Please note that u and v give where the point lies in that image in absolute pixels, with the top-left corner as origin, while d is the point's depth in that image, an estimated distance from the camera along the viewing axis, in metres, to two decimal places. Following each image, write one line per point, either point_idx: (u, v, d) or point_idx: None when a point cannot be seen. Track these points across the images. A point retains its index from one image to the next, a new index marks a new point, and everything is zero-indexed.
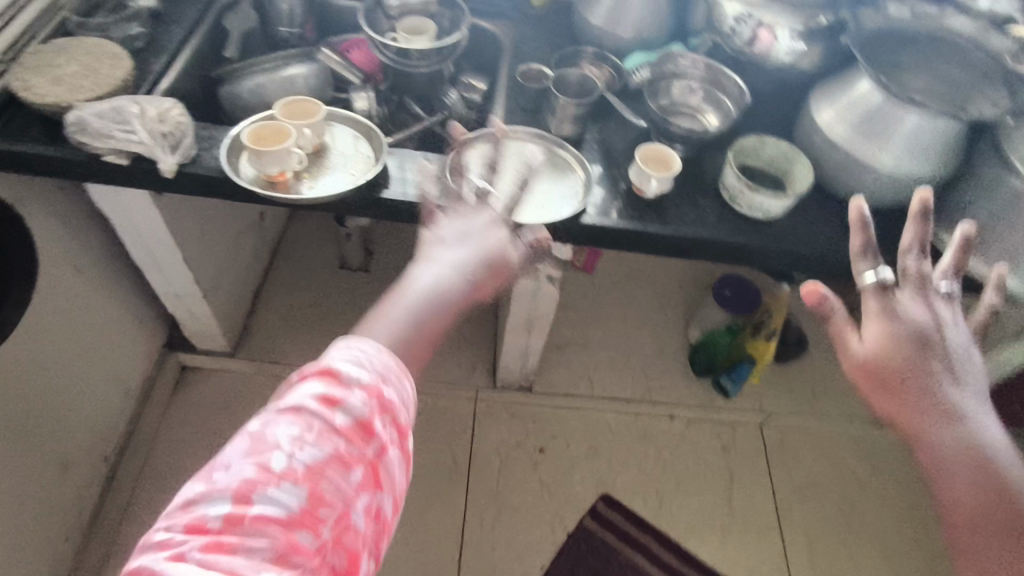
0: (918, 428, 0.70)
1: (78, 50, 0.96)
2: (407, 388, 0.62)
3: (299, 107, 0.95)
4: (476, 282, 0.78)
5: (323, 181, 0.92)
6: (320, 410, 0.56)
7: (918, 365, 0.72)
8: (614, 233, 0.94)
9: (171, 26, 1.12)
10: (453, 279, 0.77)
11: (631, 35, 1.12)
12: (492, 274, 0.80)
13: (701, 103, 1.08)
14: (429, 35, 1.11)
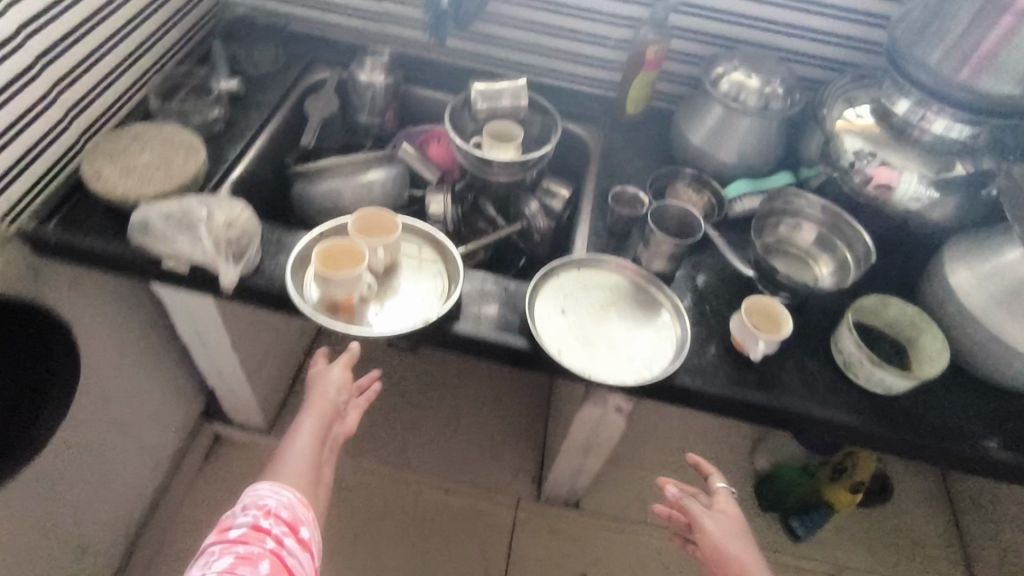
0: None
1: (155, 137, 0.92)
2: (287, 494, 0.80)
3: (375, 219, 0.88)
4: (320, 386, 0.94)
5: (391, 310, 0.84)
6: (243, 537, 0.74)
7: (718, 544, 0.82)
8: (710, 395, 0.83)
9: (251, 110, 1.08)
10: (312, 402, 0.93)
11: (735, 160, 1.02)
12: (337, 377, 0.95)
13: (814, 247, 0.96)
14: (514, 143, 1.03)
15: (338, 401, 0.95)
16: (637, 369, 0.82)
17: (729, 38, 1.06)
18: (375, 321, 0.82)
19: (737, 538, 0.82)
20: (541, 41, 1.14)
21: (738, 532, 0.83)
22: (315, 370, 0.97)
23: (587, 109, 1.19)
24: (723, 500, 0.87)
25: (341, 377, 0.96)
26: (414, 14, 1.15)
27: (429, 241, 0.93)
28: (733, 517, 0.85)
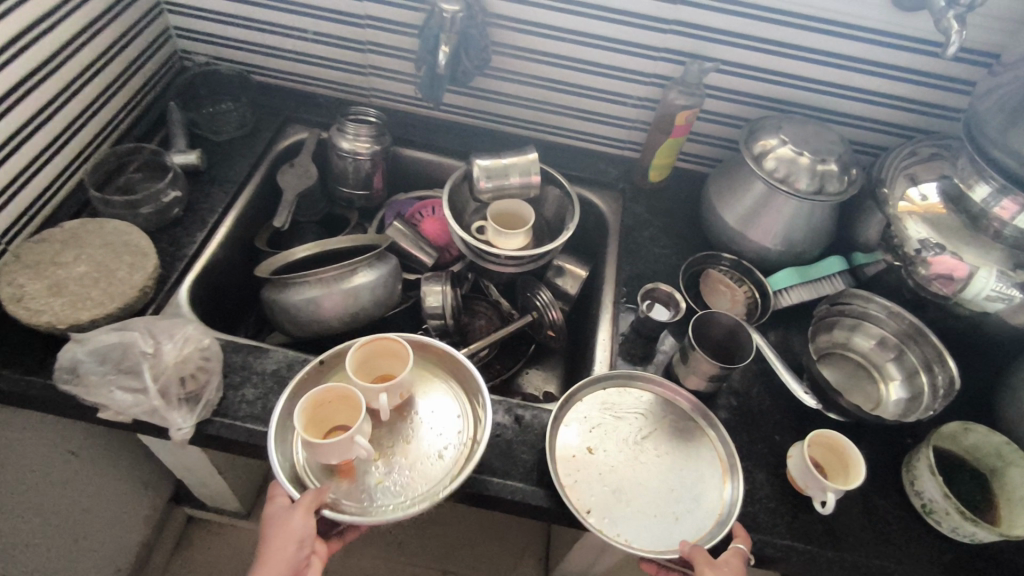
0: None
1: (94, 238, 0.76)
2: None
3: (390, 350, 0.72)
4: (282, 525, 0.61)
5: (398, 470, 0.69)
6: None
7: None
8: (776, 556, 0.69)
9: (214, 188, 0.92)
10: (271, 548, 0.60)
11: (781, 246, 0.88)
12: (301, 528, 0.61)
13: (878, 355, 0.83)
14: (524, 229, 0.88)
15: (297, 561, 0.61)
16: (678, 534, 0.68)
17: (772, 99, 0.92)
18: (377, 488, 0.68)
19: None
20: (552, 98, 0.98)
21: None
22: (276, 513, 0.63)
23: (604, 173, 1.04)
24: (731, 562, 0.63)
25: (307, 526, 0.61)
26: (403, 68, 0.99)
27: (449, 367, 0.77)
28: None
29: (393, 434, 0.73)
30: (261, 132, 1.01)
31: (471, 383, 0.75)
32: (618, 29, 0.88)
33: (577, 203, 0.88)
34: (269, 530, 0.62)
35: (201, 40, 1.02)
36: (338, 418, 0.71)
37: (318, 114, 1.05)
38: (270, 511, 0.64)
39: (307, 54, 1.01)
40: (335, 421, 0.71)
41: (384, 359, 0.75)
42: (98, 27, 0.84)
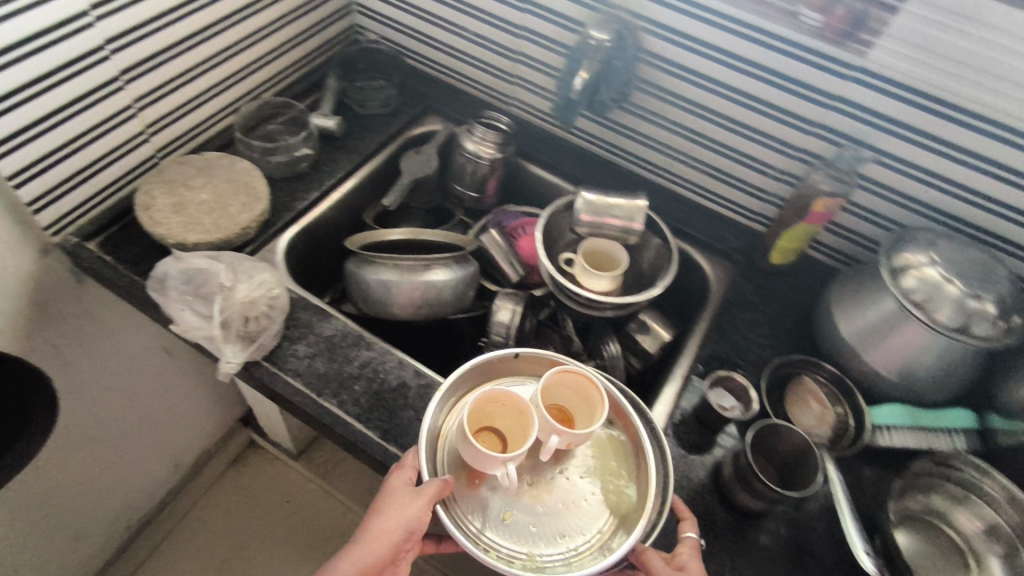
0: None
1: (224, 171, 0.85)
2: None
3: (583, 388, 0.65)
4: (391, 500, 0.59)
5: (528, 516, 0.62)
6: None
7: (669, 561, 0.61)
8: None
9: (341, 155, 0.98)
10: (377, 519, 0.59)
11: (898, 377, 0.75)
12: (410, 518, 0.58)
13: (977, 542, 0.68)
14: (615, 273, 0.84)
15: (397, 539, 0.58)
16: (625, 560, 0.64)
17: (937, 209, 0.79)
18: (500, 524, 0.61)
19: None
20: (688, 148, 0.93)
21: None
22: (396, 487, 0.61)
23: (722, 240, 0.96)
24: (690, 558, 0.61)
25: (417, 518, 0.58)
26: (545, 84, 0.99)
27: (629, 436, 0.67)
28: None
29: (540, 471, 0.65)
30: (399, 115, 1.06)
31: (644, 469, 0.64)
32: (775, 94, 0.81)
33: (674, 260, 0.82)
34: (381, 503, 0.60)
35: (376, 19, 1.10)
36: (498, 423, 0.67)
37: (457, 110, 1.08)
38: (390, 484, 0.61)
39: (462, 52, 1.04)
40: (490, 421, 0.66)
41: (574, 394, 0.67)
42: None
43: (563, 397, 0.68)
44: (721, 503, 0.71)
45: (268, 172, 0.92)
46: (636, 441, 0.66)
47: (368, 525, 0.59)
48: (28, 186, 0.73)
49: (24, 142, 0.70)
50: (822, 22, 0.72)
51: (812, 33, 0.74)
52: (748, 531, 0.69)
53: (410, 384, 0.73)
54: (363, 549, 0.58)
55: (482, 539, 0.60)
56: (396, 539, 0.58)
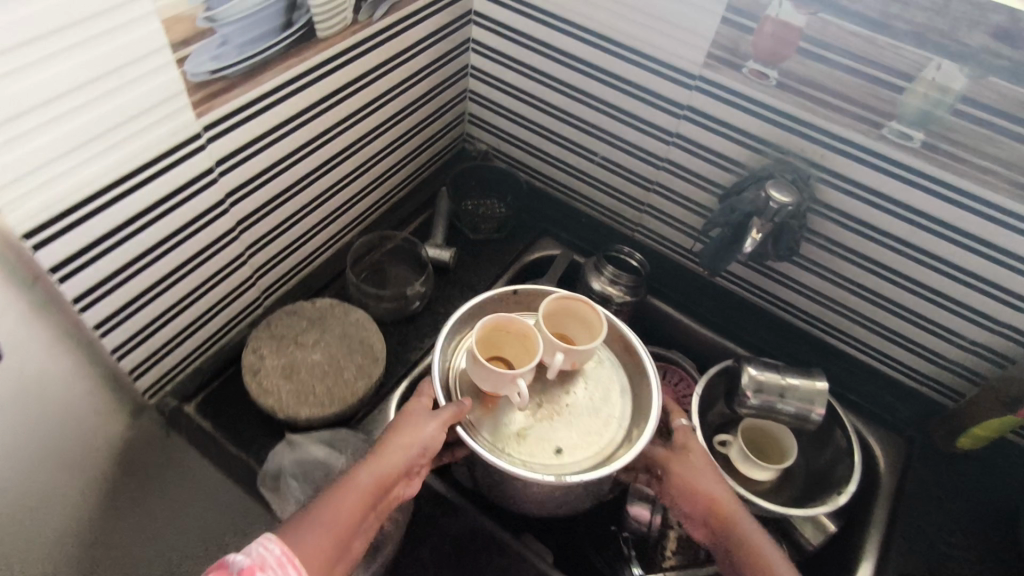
0: (709, 480, 0.63)
1: (336, 326, 0.75)
2: (333, 517, 0.51)
3: (576, 309, 0.70)
4: (405, 424, 0.60)
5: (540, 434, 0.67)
6: (276, 540, 0.47)
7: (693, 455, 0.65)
8: None
9: (456, 290, 0.89)
10: (393, 437, 0.58)
11: None
12: (426, 436, 0.59)
13: None
14: (781, 463, 0.73)
15: (415, 454, 0.58)
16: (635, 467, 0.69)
17: None
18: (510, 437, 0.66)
19: (717, 478, 0.63)
20: (857, 304, 0.82)
21: (714, 470, 0.64)
22: (412, 410, 0.62)
23: (890, 410, 0.84)
24: (694, 443, 0.66)
25: (432, 436, 0.59)
26: (686, 219, 0.89)
27: (628, 361, 0.72)
28: (707, 461, 0.65)
29: (546, 392, 0.70)
30: (515, 239, 0.97)
31: (645, 388, 0.70)
32: (987, 265, 0.69)
33: (858, 462, 0.69)
34: (397, 422, 0.60)
35: (492, 131, 1.02)
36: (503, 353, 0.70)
37: (577, 235, 0.99)
38: (404, 408, 0.63)
39: (589, 175, 0.95)
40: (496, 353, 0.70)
41: (575, 321, 0.71)
42: (405, 113, 0.87)
43: (560, 323, 0.72)
44: None
45: (381, 316, 0.82)
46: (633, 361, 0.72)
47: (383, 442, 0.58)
48: (133, 353, 0.65)
49: (136, 310, 0.62)
50: None
51: None
52: None
53: None
54: (378, 463, 0.56)
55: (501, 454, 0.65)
56: (412, 453, 0.58)
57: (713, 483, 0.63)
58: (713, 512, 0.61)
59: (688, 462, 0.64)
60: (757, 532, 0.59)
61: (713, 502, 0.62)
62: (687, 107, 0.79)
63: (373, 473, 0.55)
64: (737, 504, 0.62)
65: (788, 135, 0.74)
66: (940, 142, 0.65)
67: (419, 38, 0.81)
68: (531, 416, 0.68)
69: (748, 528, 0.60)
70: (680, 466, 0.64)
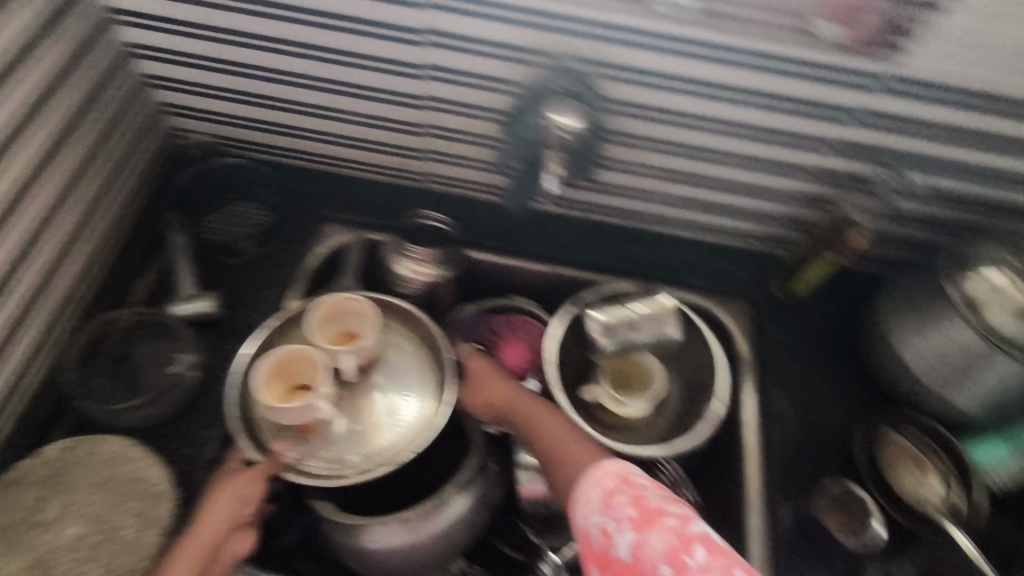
0: (491, 387, 0.68)
1: (91, 475, 0.57)
2: None
3: (341, 306, 0.71)
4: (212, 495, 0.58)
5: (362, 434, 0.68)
6: None
7: (479, 376, 0.70)
8: None
9: (238, 342, 0.71)
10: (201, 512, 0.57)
11: (979, 409, 0.69)
12: (246, 493, 0.59)
13: None
14: (651, 388, 0.70)
15: (234, 517, 0.58)
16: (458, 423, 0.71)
17: (978, 202, 0.68)
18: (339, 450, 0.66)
19: (508, 383, 0.68)
20: (675, 190, 0.75)
21: (504, 376, 0.70)
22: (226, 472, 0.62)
23: (729, 279, 0.82)
24: (485, 361, 0.72)
25: (245, 497, 0.59)
26: (475, 157, 0.75)
27: (419, 332, 0.74)
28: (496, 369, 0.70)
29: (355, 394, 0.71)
30: (289, 245, 0.78)
31: (436, 345, 0.73)
32: (785, 120, 0.64)
33: (721, 359, 0.69)
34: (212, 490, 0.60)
35: (199, 118, 0.78)
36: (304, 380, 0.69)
37: (359, 208, 0.81)
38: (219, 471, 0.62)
39: (346, 137, 0.77)
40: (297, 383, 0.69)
41: (349, 318, 0.72)
42: (55, 152, 0.61)
43: (339, 327, 0.72)
44: None
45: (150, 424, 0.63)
46: (420, 326, 0.74)
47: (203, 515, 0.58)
48: None
49: None
50: (846, 36, 0.56)
51: (836, 51, 0.57)
52: None
53: None
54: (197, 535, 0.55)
55: (337, 470, 0.64)
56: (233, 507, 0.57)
57: (497, 390, 0.68)
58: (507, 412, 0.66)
59: (473, 385, 0.69)
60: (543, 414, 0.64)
61: (499, 404, 0.67)
62: (426, 33, 0.62)
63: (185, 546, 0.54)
64: (528, 394, 0.66)
65: (553, 37, 0.60)
66: (714, 7, 0.56)
67: (17, 42, 0.54)
68: (350, 424, 0.67)
69: (537, 412, 0.64)
70: (470, 393, 0.69)
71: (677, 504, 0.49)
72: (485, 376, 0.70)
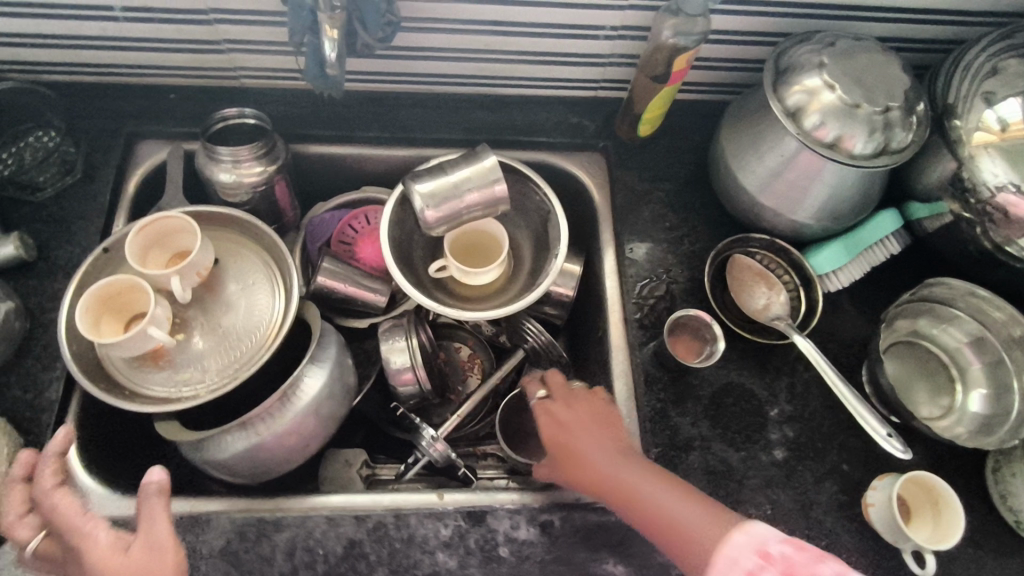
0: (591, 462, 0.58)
1: (176, 554, 0.49)
2: None
3: (163, 228, 0.65)
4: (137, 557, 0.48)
5: (214, 350, 0.67)
6: None
7: (567, 420, 0.61)
8: None
9: (64, 279, 0.67)
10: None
11: (815, 219, 0.71)
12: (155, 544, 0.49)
13: (945, 336, 0.71)
14: (497, 255, 0.70)
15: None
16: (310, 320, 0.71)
17: (800, 6, 0.66)
18: (193, 370, 0.66)
19: (587, 442, 0.59)
20: (498, 44, 0.70)
21: (608, 443, 0.59)
22: (65, 512, 0.50)
23: (578, 131, 0.80)
24: (561, 414, 0.62)
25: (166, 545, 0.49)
26: (274, 37, 0.68)
27: (259, 239, 0.71)
28: (592, 408, 0.62)
29: (201, 310, 0.69)
30: (98, 170, 0.71)
31: (277, 250, 0.70)
32: None
33: (560, 211, 0.67)
34: (75, 540, 0.49)
35: None
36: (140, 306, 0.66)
37: (170, 117, 0.74)
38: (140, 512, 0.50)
39: (125, 37, 0.68)
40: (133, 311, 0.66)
41: (176, 236, 0.67)
42: None
43: (168, 246, 0.68)
44: (731, 447, 0.67)
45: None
46: (258, 232, 0.71)
47: (82, 574, 0.48)
48: None
49: None
50: None
51: None
52: (762, 457, 0.67)
53: (362, 539, 0.60)
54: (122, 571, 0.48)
55: (193, 391, 0.64)
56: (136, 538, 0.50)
57: (569, 455, 0.59)
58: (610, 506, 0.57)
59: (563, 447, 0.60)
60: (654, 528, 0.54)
61: (582, 471, 0.58)
62: None
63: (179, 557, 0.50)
64: (619, 450, 0.59)
65: None
66: None
67: None
68: (202, 342, 0.67)
69: (635, 484, 0.56)
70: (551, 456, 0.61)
71: (825, 561, 0.46)
72: (580, 434, 0.60)
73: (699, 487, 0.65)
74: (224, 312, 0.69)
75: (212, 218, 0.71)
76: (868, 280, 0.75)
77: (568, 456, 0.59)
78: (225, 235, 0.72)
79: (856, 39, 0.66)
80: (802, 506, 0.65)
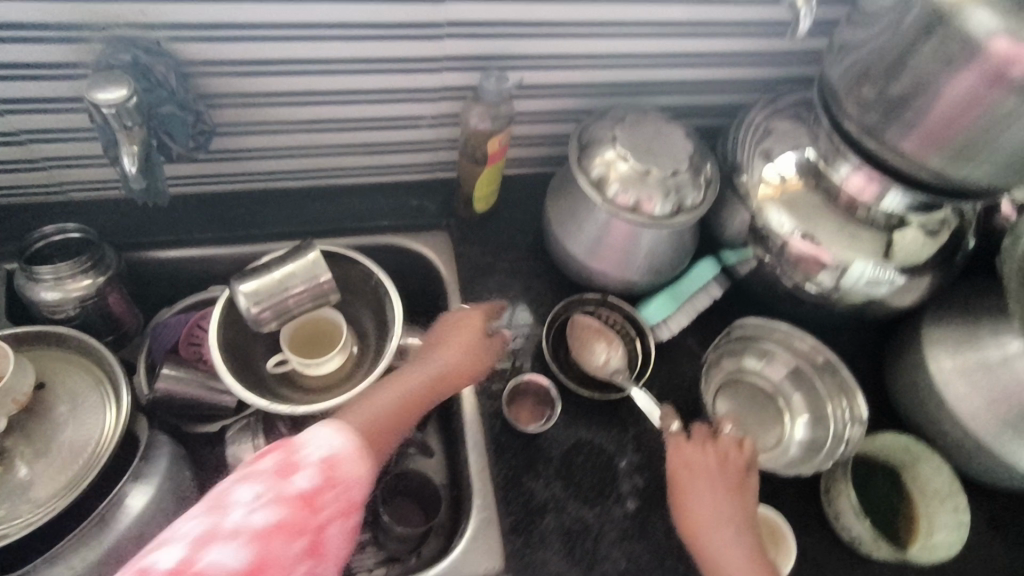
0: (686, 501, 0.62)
1: None
2: None
3: None
4: None
5: (38, 479, 0.63)
6: None
7: (440, 356, 0.65)
8: None
9: None
10: None
11: (640, 275, 0.76)
12: None
13: (767, 371, 0.77)
14: (337, 341, 0.71)
15: None
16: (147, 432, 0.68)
17: (593, 86, 0.73)
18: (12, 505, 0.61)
19: (691, 486, 0.63)
20: (324, 139, 0.73)
21: (446, 369, 0.64)
22: None
23: (419, 212, 0.83)
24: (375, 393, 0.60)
25: None
26: (91, 152, 0.69)
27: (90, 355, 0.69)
28: (454, 347, 0.66)
29: (22, 438, 0.65)
30: None
31: (109, 363, 0.68)
32: (385, 46, 0.64)
33: (393, 290, 0.69)
34: None
35: None
36: None
37: None
38: None
39: None
40: None
41: None
42: None
43: None
44: (585, 505, 0.69)
45: None
46: (89, 348, 0.69)
47: None
48: None
49: None
50: None
51: None
52: (615, 510, 0.69)
53: None
54: None
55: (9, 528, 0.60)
56: (411, 373, 0.63)
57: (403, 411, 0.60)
58: (734, 445, 0.65)
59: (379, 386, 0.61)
60: (754, 473, 0.64)
61: (377, 418, 0.58)
62: None
63: (430, 386, 0.63)
64: (713, 491, 0.62)
65: (81, 7, 0.55)
66: None
67: None
68: (23, 473, 0.63)
69: (691, 499, 0.63)
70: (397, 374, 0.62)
71: None
72: (428, 363, 0.64)
73: (555, 551, 0.66)
74: (51, 436, 0.66)
75: (36, 339, 0.68)
76: (699, 325, 0.81)
77: (391, 394, 0.60)
78: (52, 355, 0.69)
79: (645, 112, 0.73)
80: (656, 553, 0.67)
